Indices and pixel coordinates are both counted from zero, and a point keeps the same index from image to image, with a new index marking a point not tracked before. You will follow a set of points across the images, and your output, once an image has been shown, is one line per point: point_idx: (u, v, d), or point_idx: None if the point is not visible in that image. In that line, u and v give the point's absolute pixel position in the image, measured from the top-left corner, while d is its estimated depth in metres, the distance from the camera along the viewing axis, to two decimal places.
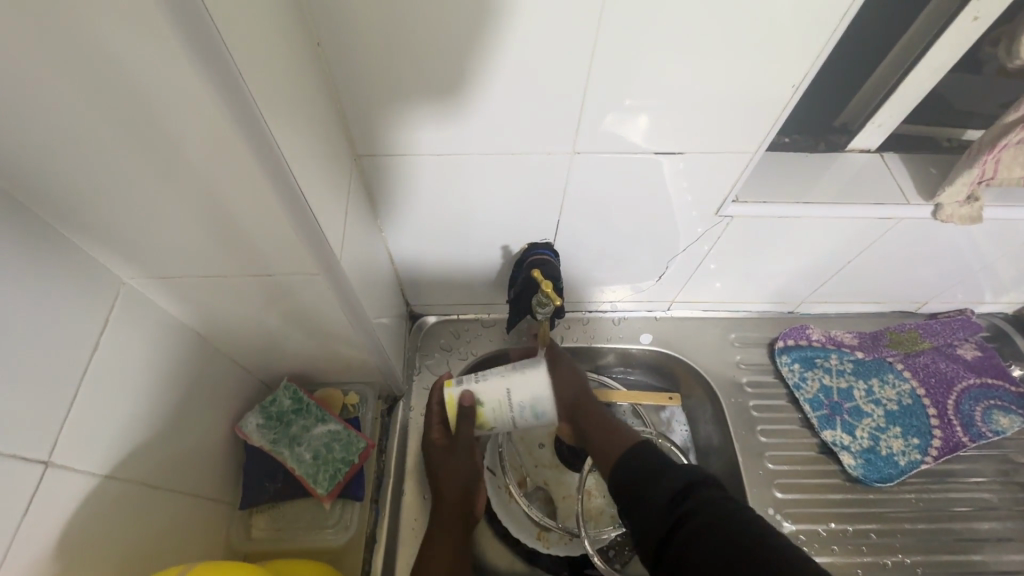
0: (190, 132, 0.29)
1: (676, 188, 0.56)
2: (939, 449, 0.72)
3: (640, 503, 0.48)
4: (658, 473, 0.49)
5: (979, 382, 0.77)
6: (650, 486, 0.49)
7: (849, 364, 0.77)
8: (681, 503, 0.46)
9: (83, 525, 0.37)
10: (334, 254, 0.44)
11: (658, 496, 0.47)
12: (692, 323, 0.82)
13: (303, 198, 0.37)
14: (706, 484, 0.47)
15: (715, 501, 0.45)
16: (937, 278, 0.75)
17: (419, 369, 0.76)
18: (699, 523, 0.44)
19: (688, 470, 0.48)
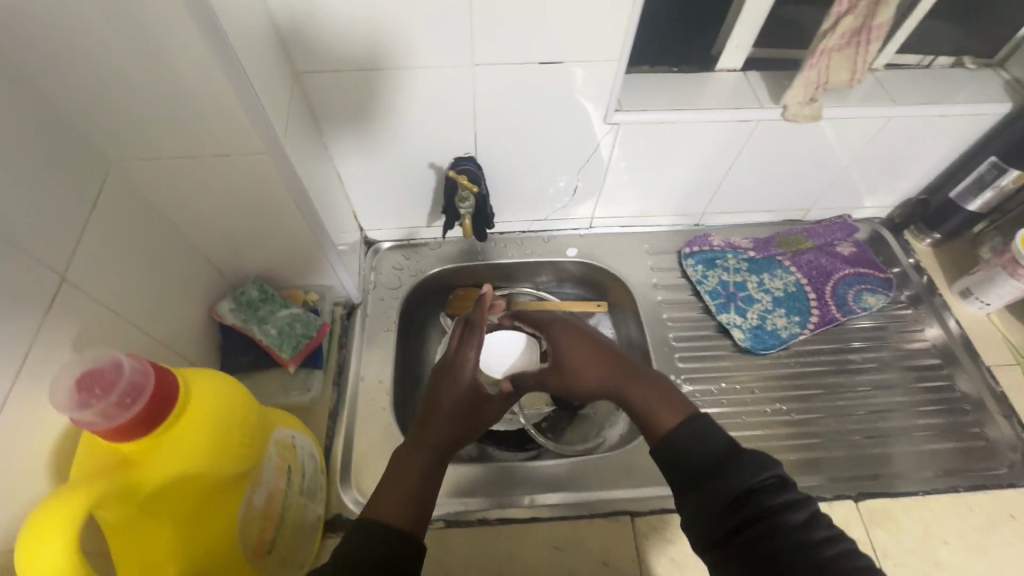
0: (157, 11, 0.42)
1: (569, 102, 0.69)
2: (816, 323, 0.86)
3: (685, 489, 0.47)
4: (711, 474, 0.45)
5: (853, 271, 0.91)
6: (710, 497, 0.45)
7: (744, 262, 0.91)
8: (741, 512, 0.44)
9: (92, 339, 0.48)
10: (277, 138, 0.56)
11: (716, 501, 0.45)
12: (611, 238, 0.95)
13: (240, 72, 0.49)
14: (764, 487, 0.44)
15: (773, 515, 0.43)
16: (811, 185, 0.89)
17: (375, 284, 0.88)
18: (765, 554, 0.42)
19: (744, 478, 0.45)
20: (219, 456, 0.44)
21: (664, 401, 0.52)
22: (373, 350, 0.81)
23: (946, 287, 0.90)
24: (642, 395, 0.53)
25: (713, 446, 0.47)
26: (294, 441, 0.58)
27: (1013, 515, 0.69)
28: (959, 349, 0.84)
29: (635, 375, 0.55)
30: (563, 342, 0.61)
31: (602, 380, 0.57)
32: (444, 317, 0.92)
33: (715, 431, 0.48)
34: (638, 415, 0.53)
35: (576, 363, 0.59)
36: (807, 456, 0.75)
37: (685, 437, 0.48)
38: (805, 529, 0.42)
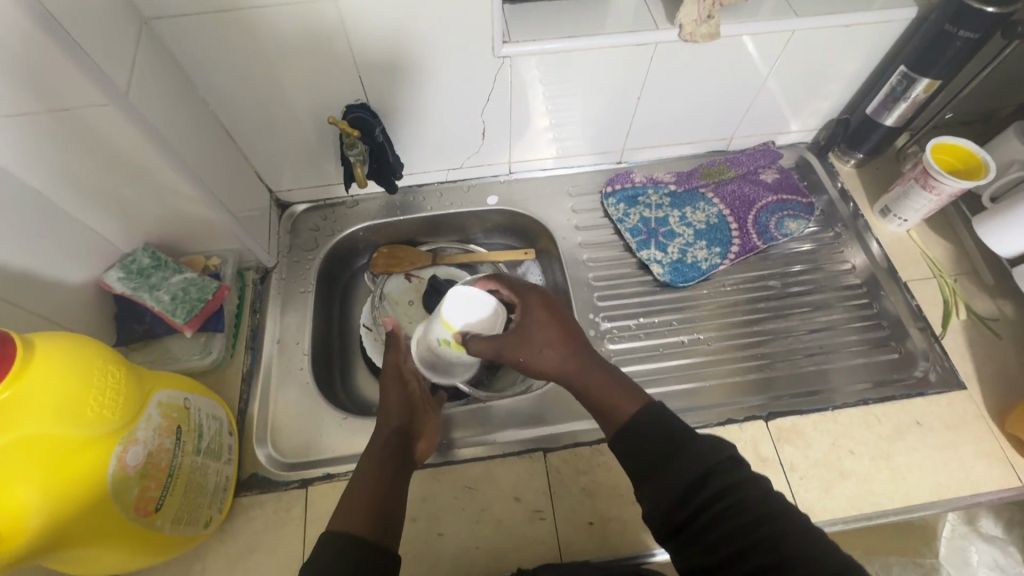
0: None
1: (453, 37, 0.68)
2: (736, 253, 0.85)
3: (647, 475, 0.47)
4: (671, 458, 0.46)
5: (776, 198, 0.90)
6: (670, 481, 0.45)
7: (666, 197, 0.90)
8: (701, 494, 0.44)
9: None
10: (116, 85, 0.52)
11: (680, 482, 0.45)
12: (532, 182, 0.93)
13: (45, 11, 0.44)
14: (723, 464, 0.45)
15: (736, 490, 0.44)
16: (729, 112, 0.87)
17: (291, 247, 0.87)
18: (733, 528, 0.42)
19: (704, 454, 0.46)
20: (73, 413, 0.44)
21: (621, 390, 0.53)
22: (289, 312, 0.81)
23: (868, 208, 0.89)
24: (604, 382, 0.54)
25: (671, 429, 0.48)
26: (186, 403, 0.57)
27: (919, 421, 0.71)
28: (880, 273, 0.84)
29: (594, 362, 0.55)
30: (531, 314, 0.59)
31: (565, 361, 0.56)
32: (370, 277, 0.92)
33: (671, 419, 0.49)
34: (594, 401, 0.54)
35: (543, 337, 0.57)
36: (723, 382, 0.76)
37: (639, 422, 0.49)
38: (767, 500, 0.43)
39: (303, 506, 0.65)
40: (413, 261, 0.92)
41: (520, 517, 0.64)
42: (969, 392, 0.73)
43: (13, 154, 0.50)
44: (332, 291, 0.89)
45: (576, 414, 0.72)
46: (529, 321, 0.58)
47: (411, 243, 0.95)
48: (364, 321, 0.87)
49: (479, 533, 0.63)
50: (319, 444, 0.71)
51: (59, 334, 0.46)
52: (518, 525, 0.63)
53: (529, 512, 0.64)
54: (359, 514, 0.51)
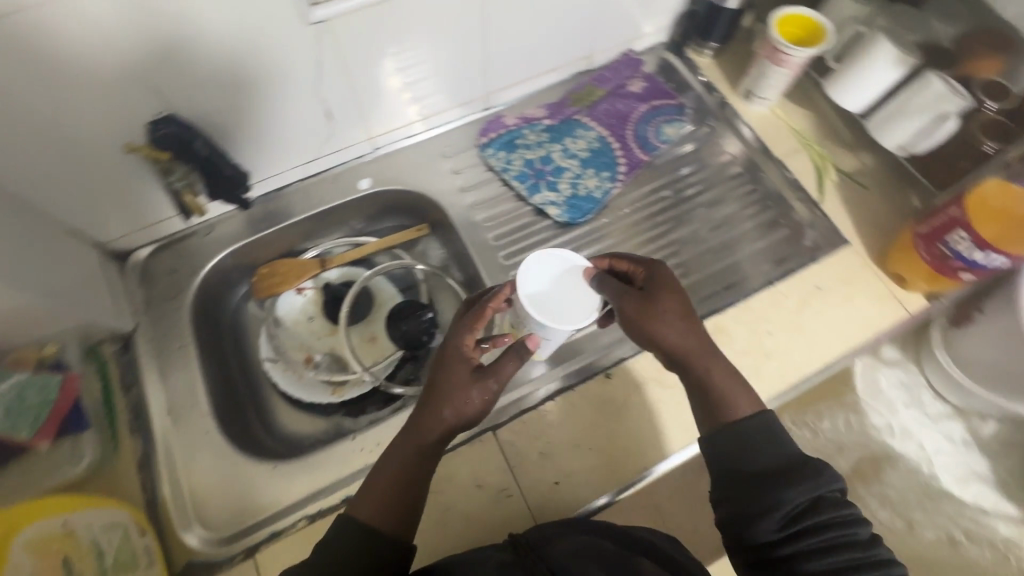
0: None
1: (246, 15, 0.57)
2: (625, 172, 0.84)
3: (742, 490, 0.49)
4: (783, 481, 0.49)
5: (648, 107, 0.89)
6: (773, 513, 0.48)
7: (543, 133, 0.86)
8: (798, 525, 0.48)
9: None
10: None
11: (786, 506, 0.48)
12: (402, 153, 0.85)
13: None
14: (831, 499, 0.49)
15: (840, 527, 0.48)
16: (581, 29, 0.82)
17: (148, 300, 0.74)
18: (826, 558, 0.47)
19: (817, 485, 0.48)
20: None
21: (740, 388, 0.54)
22: (171, 375, 0.70)
23: (732, 93, 0.90)
24: (724, 376, 0.54)
25: (783, 454, 0.50)
26: (67, 526, 0.49)
27: (819, 286, 0.75)
28: (757, 156, 0.87)
29: (716, 353, 0.55)
30: (662, 297, 0.54)
31: (694, 342, 0.54)
32: (255, 304, 0.82)
33: (784, 440, 0.51)
34: (706, 387, 0.54)
35: (676, 327, 0.54)
36: None
37: (754, 437, 0.51)
38: (867, 545, 0.47)
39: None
40: (299, 272, 0.82)
41: (488, 502, 0.62)
42: (853, 246, 0.78)
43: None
44: (217, 333, 0.78)
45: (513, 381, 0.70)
46: (660, 306, 0.54)
47: (291, 254, 0.86)
48: (266, 354, 0.79)
49: (450, 532, 0.61)
50: (254, 504, 0.64)
51: None
52: (487, 509, 0.62)
53: (494, 494, 0.63)
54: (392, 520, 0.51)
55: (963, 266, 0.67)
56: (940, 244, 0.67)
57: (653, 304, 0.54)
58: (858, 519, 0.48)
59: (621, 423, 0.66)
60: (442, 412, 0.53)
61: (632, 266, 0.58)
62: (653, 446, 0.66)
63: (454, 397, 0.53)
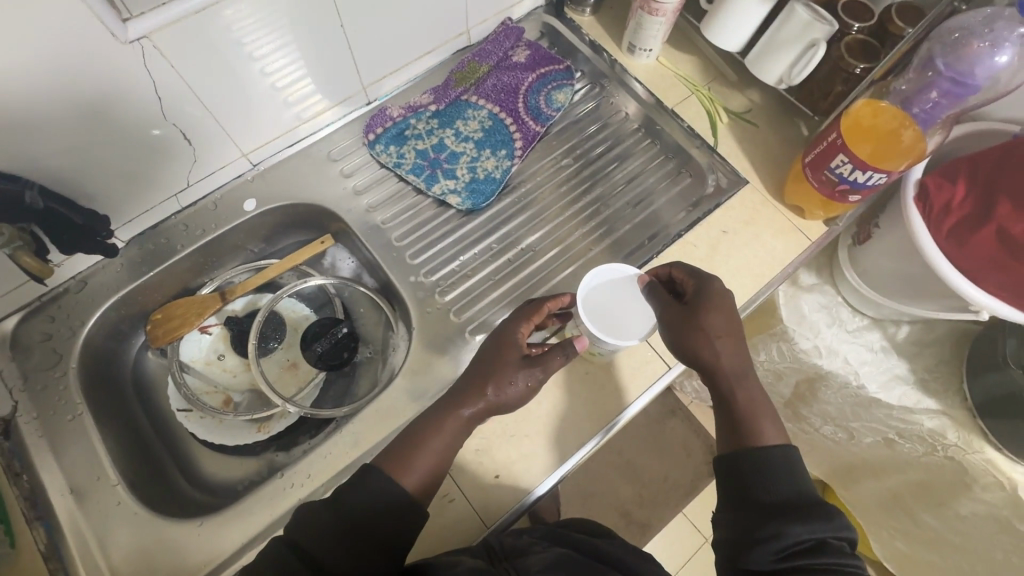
0: None
1: (47, 46, 0.50)
2: (522, 146, 0.82)
3: (748, 509, 0.50)
4: (793, 510, 0.48)
5: (536, 76, 0.86)
6: (774, 542, 0.47)
7: (431, 120, 0.82)
8: (798, 559, 0.47)
9: None
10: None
11: (791, 538, 0.47)
12: (286, 165, 0.79)
13: None
14: (840, 545, 0.47)
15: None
16: (449, 5, 0.78)
17: (25, 375, 0.67)
18: None
19: (828, 527, 0.48)
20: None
21: (765, 415, 0.55)
22: (68, 451, 0.64)
23: (618, 49, 0.89)
24: (750, 397, 0.56)
25: (798, 489, 0.50)
26: None
27: (725, 230, 0.76)
28: (651, 110, 0.86)
29: (749, 374, 0.57)
30: (707, 311, 0.57)
31: (730, 357, 0.56)
32: (155, 352, 0.77)
33: (802, 473, 0.51)
34: (732, 400, 0.56)
35: (715, 341, 0.56)
36: (559, 279, 0.75)
37: (775, 465, 0.51)
38: None
39: None
40: (197, 310, 0.76)
41: (429, 510, 0.60)
42: (752, 184, 0.80)
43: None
44: (117, 393, 0.72)
45: (438, 383, 0.68)
46: (703, 322, 0.57)
47: (188, 292, 0.80)
48: (177, 404, 0.74)
49: None
50: (183, 568, 0.60)
51: None
52: (430, 517, 0.60)
53: (435, 500, 0.61)
54: (415, 487, 0.53)
55: (850, 189, 0.68)
56: (826, 170, 0.69)
57: (693, 318, 0.57)
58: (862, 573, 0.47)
59: (552, 403, 0.66)
60: (486, 397, 0.57)
61: (688, 279, 0.62)
62: (588, 418, 0.65)
63: (502, 387, 0.57)
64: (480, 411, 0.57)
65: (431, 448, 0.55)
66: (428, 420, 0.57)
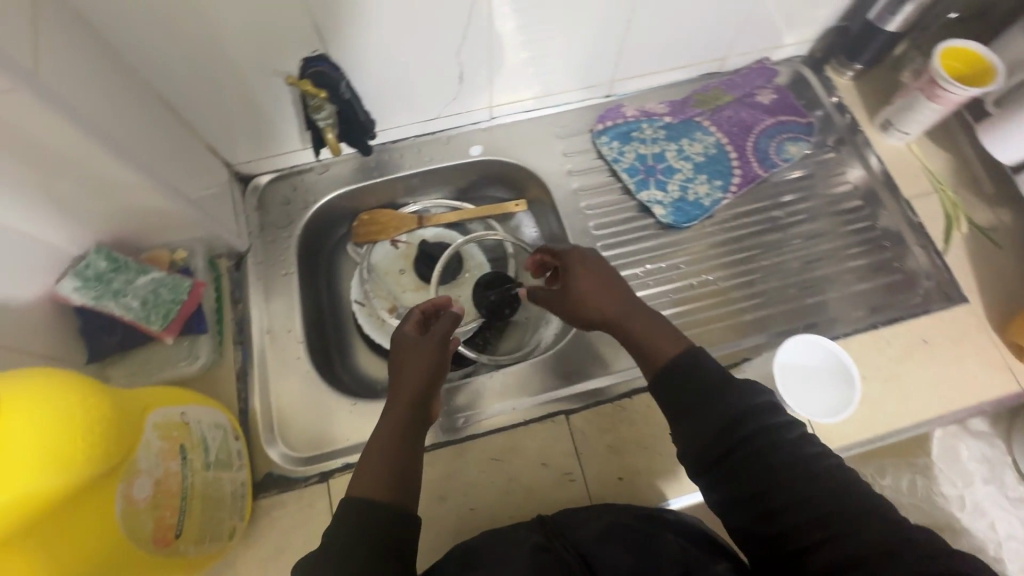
0: None
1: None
2: (738, 185, 0.82)
3: (698, 425, 0.50)
4: (711, 402, 0.50)
5: (774, 121, 0.85)
6: (711, 434, 0.49)
7: (661, 130, 0.84)
8: (733, 434, 0.49)
9: None
10: (23, 62, 0.42)
11: (719, 423, 0.50)
12: (518, 126, 0.85)
13: None
14: (761, 409, 0.50)
15: (768, 435, 0.49)
16: (722, 30, 0.80)
17: (261, 225, 0.78)
18: (765, 464, 0.48)
19: (744, 396, 0.51)
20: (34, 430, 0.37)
21: (662, 335, 0.57)
22: (273, 300, 0.74)
23: (867, 122, 0.86)
24: (644, 328, 0.58)
25: (709, 375, 0.52)
26: (184, 417, 0.53)
27: (926, 339, 0.71)
28: (881, 190, 0.82)
29: (638, 310, 0.59)
30: (574, 278, 0.62)
31: (616, 312, 0.60)
32: (353, 249, 0.85)
33: (706, 363, 0.53)
34: (636, 346, 0.58)
35: (589, 304, 0.61)
36: (734, 320, 0.75)
37: (683, 373, 0.53)
38: (799, 442, 0.49)
39: (327, 500, 0.62)
40: (397, 226, 0.85)
41: (551, 482, 0.63)
42: (971, 304, 0.74)
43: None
44: (315, 267, 0.82)
45: (591, 372, 0.70)
46: (575, 292, 0.62)
47: (392, 206, 0.88)
48: (355, 296, 0.82)
49: (510, 502, 0.63)
50: (331, 434, 0.67)
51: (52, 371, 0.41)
52: (551, 488, 0.63)
53: (557, 476, 0.64)
54: (374, 486, 0.52)
55: None
56: None
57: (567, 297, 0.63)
58: (785, 419, 0.50)
59: None
60: (406, 378, 0.60)
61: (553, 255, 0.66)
62: None
63: (411, 365, 0.61)
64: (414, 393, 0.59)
65: (383, 444, 0.55)
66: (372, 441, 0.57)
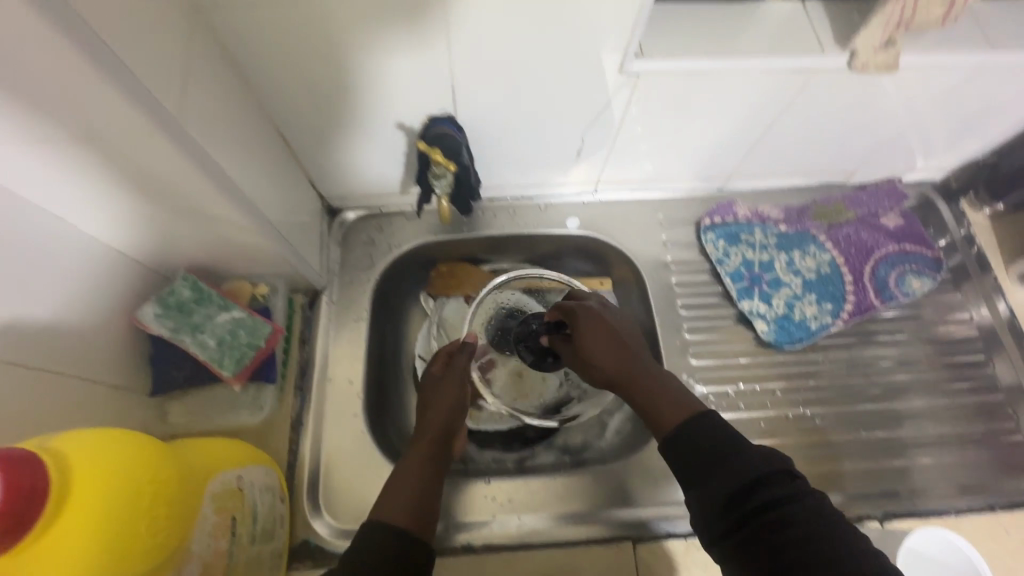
0: None
1: (586, 39, 0.53)
2: (850, 313, 0.75)
3: (704, 494, 0.43)
4: (720, 467, 0.43)
5: (897, 249, 0.78)
6: (718, 503, 0.42)
7: (773, 238, 0.78)
8: (743, 504, 0.41)
9: None
10: (168, 111, 0.40)
11: (725, 489, 0.42)
12: (620, 205, 0.81)
13: (95, 39, 0.34)
14: (777, 475, 0.42)
15: (783, 505, 0.40)
16: (860, 146, 0.74)
17: (342, 264, 0.75)
18: (779, 541, 0.39)
19: (760, 460, 0.42)
20: (107, 492, 0.35)
21: (670, 401, 0.51)
22: (341, 347, 0.70)
23: (1001, 270, 0.79)
24: (649, 390, 0.52)
25: (721, 439, 0.45)
26: (241, 482, 0.49)
27: None
28: (1004, 333, 0.76)
29: (644, 368, 0.54)
30: (579, 337, 0.57)
31: (621, 373, 0.54)
32: (425, 298, 0.80)
33: (723, 427, 0.46)
34: (641, 408, 0.52)
35: (589, 359, 0.56)
36: (828, 467, 0.67)
37: (694, 436, 0.46)
38: (821, 519, 0.39)
39: None
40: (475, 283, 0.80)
41: None
42: None
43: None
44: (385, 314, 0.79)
45: None
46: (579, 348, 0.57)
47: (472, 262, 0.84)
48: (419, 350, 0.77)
49: None
50: None
51: (120, 438, 0.38)
52: None
53: None
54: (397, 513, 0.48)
55: None
56: None
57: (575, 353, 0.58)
58: (813, 492, 0.41)
59: None
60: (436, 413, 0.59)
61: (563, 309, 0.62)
62: None
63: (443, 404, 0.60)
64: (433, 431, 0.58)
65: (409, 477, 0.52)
66: (400, 473, 0.53)
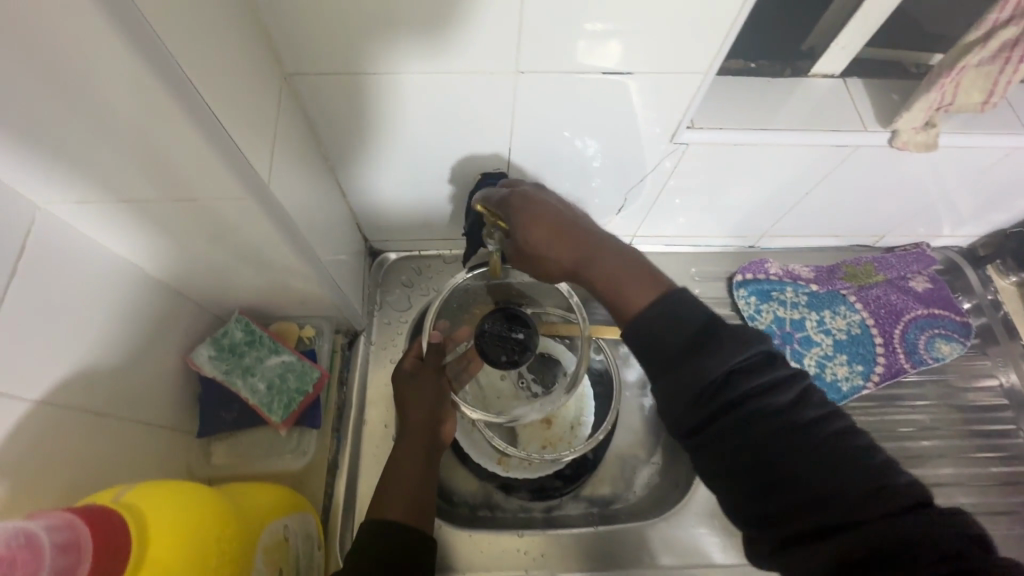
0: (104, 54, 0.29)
1: (641, 110, 0.55)
2: (881, 375, 0.76)
3: (672, 387, 0.39)
4: (688, 360, 0.39)
5: (926, 313, 0.80)
6: (688, 399, 0.38)
7: (804, 296, 0.80)
8: (715, 397, 0.38)
9: (38, 443, 0.39)
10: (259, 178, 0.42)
11: (694, 385, 0.38)
12: (653, 257, 0.83)
13: (212, 115, 0.36)
14: (755, 362, 0.38)
15: (758, 397, 0.37)
16: (890, 213, 0.76)
17: (380, 305, 0.77)
18: (754, 433, 0.37)
19: (734, 345, 0.39)
20: (177, 541, 0.36)
21: (633, 276, 0.44)
22: (377, 389, 0.71)
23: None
24: (606, 271, 0.45)
25: (688, 326, 0.40)
26: (286, 533, 0.50)
27: None
28: None
29: (599, 245, 0.47)
30: (530, 229, 0.49)
31: (578, 259, 0.47)
32: None
33: (689, 304, 0.41)
34: (602, 291, 0.46)
35: (543, 249, 0.48)
36: None
37: (653, 325, 0.41)
38: (796, 409, 0.37)
39: None
40: None
41: None
42: None
43: (127, 230, 0.44)
44: None
45: None
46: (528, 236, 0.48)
47: None
48: None
49: None
50: None
51: (182, 490, 0.39)
52: None
53: None
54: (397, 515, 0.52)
55: None
56: None
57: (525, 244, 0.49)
58: (798, 376, 0.39)
59: None
60: (419, 407, 0.61)
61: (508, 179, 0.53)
62: None
63: (422, 395, 0.62)
64: (422, 422, 0.60)
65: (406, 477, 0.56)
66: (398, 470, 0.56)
